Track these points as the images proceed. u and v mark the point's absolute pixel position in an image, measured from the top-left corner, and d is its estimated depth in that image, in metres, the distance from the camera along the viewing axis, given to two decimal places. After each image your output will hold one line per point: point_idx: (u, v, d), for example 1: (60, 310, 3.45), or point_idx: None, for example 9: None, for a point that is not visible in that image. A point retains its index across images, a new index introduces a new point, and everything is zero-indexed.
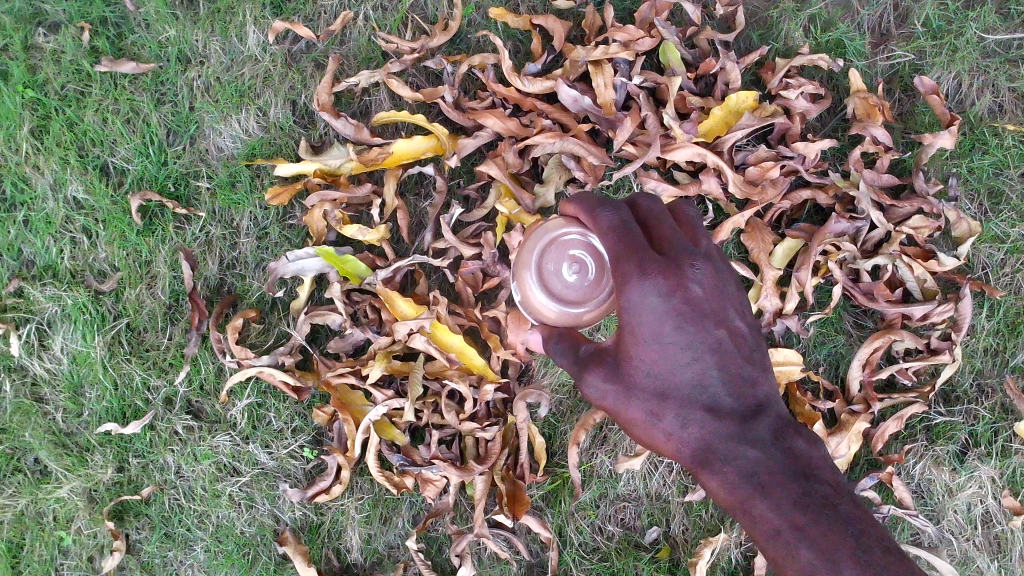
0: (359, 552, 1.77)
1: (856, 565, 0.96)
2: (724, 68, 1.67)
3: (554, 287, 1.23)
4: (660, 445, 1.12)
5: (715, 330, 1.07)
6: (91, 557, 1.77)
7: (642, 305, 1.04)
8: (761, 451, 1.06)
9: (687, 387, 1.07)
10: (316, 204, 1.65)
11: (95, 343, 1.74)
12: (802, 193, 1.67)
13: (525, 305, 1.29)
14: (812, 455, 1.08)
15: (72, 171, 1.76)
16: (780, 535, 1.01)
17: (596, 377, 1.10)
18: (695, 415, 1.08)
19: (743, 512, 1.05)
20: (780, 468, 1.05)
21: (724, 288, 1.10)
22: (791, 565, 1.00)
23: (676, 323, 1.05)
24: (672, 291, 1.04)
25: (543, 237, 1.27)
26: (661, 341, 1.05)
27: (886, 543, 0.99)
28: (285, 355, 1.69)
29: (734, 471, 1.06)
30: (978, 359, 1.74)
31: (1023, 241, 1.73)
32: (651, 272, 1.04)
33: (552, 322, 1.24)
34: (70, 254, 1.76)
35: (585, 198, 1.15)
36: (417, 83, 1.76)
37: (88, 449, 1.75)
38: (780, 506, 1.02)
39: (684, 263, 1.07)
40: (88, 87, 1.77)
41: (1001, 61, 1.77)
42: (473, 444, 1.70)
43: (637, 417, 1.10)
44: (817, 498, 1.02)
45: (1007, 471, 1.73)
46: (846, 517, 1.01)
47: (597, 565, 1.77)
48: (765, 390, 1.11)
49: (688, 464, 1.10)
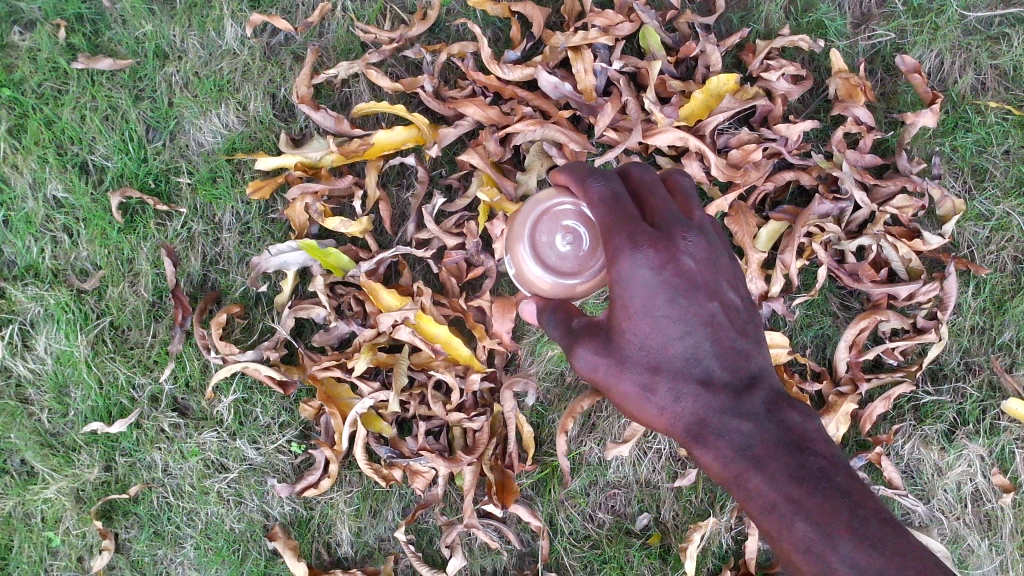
0: (350, 545, 1.76)
1: (853, 537, 0.94)
2: (705, 51, 1.65)
3: (548, 260, 1.26)
4: (652, 420, 1.11)
5: (707, 303, 1.07)
6: (81, 557, 1.76)
7: (633, 278, 1.04)
8: (756, 425, 1.05)
9: (680, 360, 1.07)
10: (297, 197, 1.64)
11: (78, 342, 1.73)
12: (785, 174, 1.66)
13: (519, 278, 1.32)
14: (806, 427, 1.06)
15: (52, 170, 1.74)
16: (775, 508, 0.99)
17: (587, 349, 1.09)
18: (688, 388, 1.07)
19: (738, 486, 1.03)
20: (775, 441, 1.04)
21: (717, 261, 1.09)
22: (787, 539, 0.98)
23: (668, 296, 1.05)
24: (663, 264, 1.04)
25: (535, 209, 1.30)
26: (653, 315, 1.05)
27: (882, 514, 0.97)
28: (269, 350, 1.68)
29: (728, 444, 1.05)
30: (965, 337, 1.73)
31: (1008, 219, 1.73)
32: (642, 245, 1.04)
33: (546, 293, 1.28)
34: (51, 253, 1.74)
35: (576, 169, 1.16)
36: (397, 74, 1.75)
37: (75, 449, 1.74)
38: (774, 479, 1.00)
39: (676, 235, 1.07)
40: (66, 84, 1.75)
41: (983, 38, 1.76)
42: (461, 435, 1.69)
43: (630, 391, 1.09)
44: (812, 470, 1.00)
45: (995, 449, 1.74)
46: (842, 488, 0.98)
47: (588, 553, 1.76)
48: (759, 363, 1.10)
49: (681, 439, 1.09)
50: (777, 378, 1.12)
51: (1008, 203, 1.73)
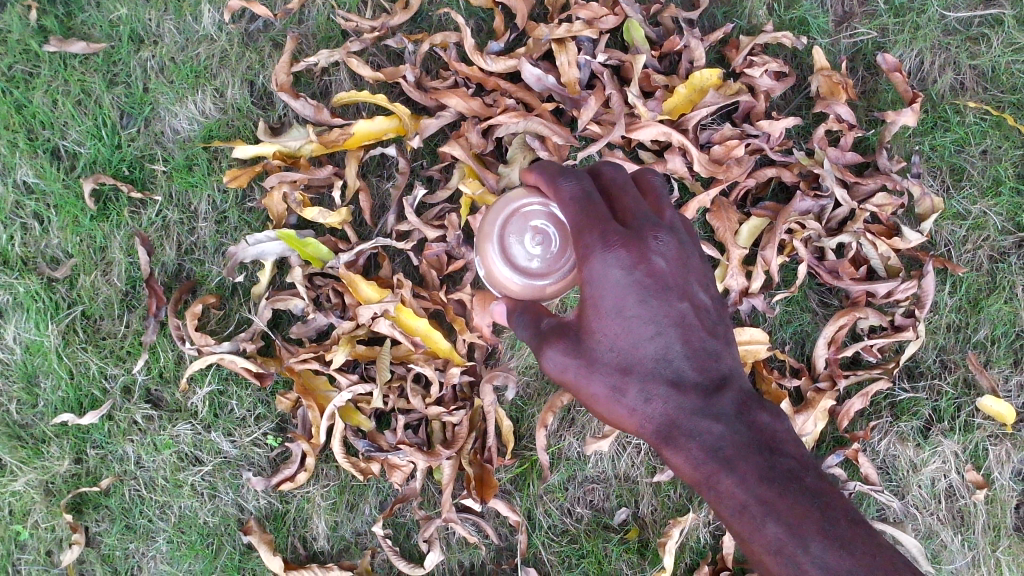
0: (326, 539, 1.74)
1: (824, 538, 0.95)
2: (688, 46, 1.65)
3: (518, 261, 1.26)
4: (622, 421, 1.10)
5: (678, 304, 1.06)
6: (50, 551, 1.72)
7: (604, 278, 1.03)
8: (726, 426, 1.05)
9: (650, 362, 1.06)
10: (275, 185, 1.62)
11: (49, 332, 1.69)
12: (767, 171, 1.66)
13: (489, 280, 1.31)
14: (776, 428, 1.06)
15: (22, 155, 1.70)
16: (747, 511, 1.00)
17: (556, 351, 1.07)
18: (659, 389, 1.06)
19: (708, 487, 1.03)
20: (744, 442, 1.04)
21: (687, 261, 1.09)
22: (759, 540, 0.99)
23: (639, 296, 1.04)
24: (635, 264, 1.03)
25: (504, 210, 1.29)
26: (623, 315, 1.04)
27: (851, 515, 0.98)
28: (246, 341, 1.66)
29: (699, 446, 1.05)
30: (941, 334, 1.75)
31: (984, 218, 1.75)
32: (614, 245, 1.03)
33: (516, 294, 1.27)
34: (20, 241, 1.70)
35: (547, 167, 1.13)
36: (378, 63, 1.73)
37: (44, 441, 1.70)
38: (745, 480, 1.01)
39: (647, 235, 1.05)
40: (37, 68, 1.71)
41: (963, 38, 1.77)
42: (440, 429, 1.68)
43: (599, 393, 1.08)
44: (783, 471, 1.01)
45: (970, 446, 1.76)
46: (812, 489, 1.00)
47: (566, 547, 1.76)
48: (729, 363, 1.09)
49: (652, 439, 1.09)
50: (748, 378, 1.11)
51: (984, 202, 1.75)
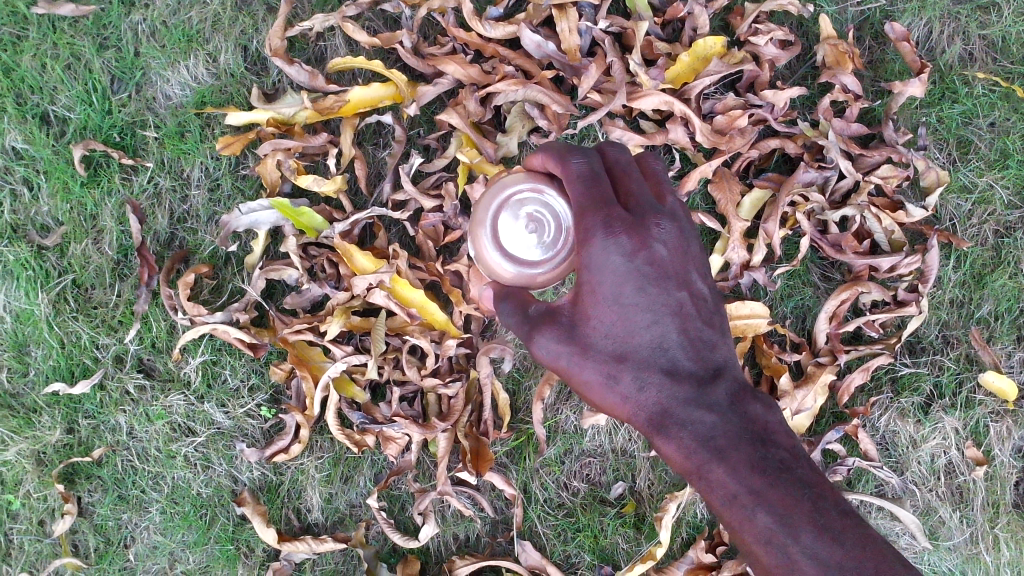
0: (321, 511, 1.73)
1: (814, 529, 0.93)
2: (692, 13, 1.61)
3: (508, 245, 1.15)
4: (614, 408, 1.07)
5: (676, 292, 1.04)
6: (42, 521, 1.71)
7: (604, 264, 1.00)
8: (719, 416, 1.02)
9: (645, 350, 1.04)
10: (269, 152, 1.58)
11: (39, 300, 1.66)
12: (770, 142, 1.63)
13: (480, 266, 1.20)
14: (769, 419, 1.04)
15: (10, 120, 1.66)
16: (737, 501, 0.97)
17: (548, 337, 1.05)
18: (654, 378, 1.04)
19: (699, 477, 1.01)
20: (737, 432, 1.01)
21: (687, 249, 1.06)
22: (748, 530, 0.97)
23: (638, 284, 1.01)
24: (636, 251, 1.00)
25: (499, 195, 1.18)
26: (620, 302, 1.02)
27: (842, 506, 0.96)
28: (239, 312, 1.63)
29: (691, 435, 1.02)
30: (944, 310, 1.73)
31: (990, 191, 1.72)
32: (616, 231, 1.00)
33: (505, 281, 1.17)
34: (10, 207, 1.67)
35: (555, 146, 1.09)
36: (374, 29, 1.69)
37: (35, 411, 1.69)
38: (737, 470, 0.98)
39: (649, 221, 1.03)
40: (24, 30, 1.67)
41: (973, 7, 1.73)
42: (436, 402, 1.66)
43: (592, 380, 1.06)
44: (775, 462, 0.99)
45: (971, 422, 1.75)
46: (803, 480, 0.97)
47: (562, 521, 1.75)
48: (724, 354, 1.07)
49: (642, 427, 1.06)
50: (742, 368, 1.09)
51: (991, 175, 1.72)
